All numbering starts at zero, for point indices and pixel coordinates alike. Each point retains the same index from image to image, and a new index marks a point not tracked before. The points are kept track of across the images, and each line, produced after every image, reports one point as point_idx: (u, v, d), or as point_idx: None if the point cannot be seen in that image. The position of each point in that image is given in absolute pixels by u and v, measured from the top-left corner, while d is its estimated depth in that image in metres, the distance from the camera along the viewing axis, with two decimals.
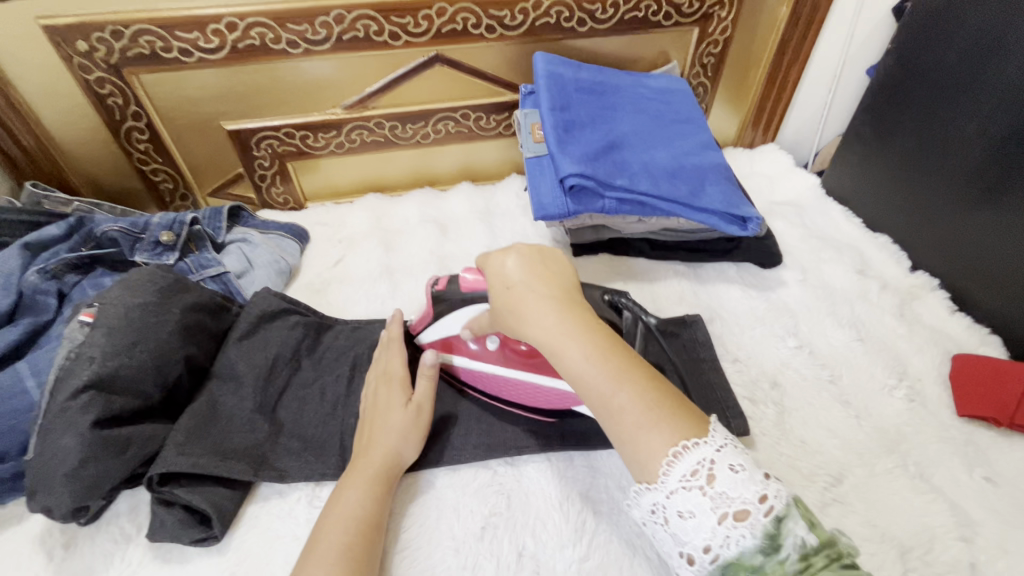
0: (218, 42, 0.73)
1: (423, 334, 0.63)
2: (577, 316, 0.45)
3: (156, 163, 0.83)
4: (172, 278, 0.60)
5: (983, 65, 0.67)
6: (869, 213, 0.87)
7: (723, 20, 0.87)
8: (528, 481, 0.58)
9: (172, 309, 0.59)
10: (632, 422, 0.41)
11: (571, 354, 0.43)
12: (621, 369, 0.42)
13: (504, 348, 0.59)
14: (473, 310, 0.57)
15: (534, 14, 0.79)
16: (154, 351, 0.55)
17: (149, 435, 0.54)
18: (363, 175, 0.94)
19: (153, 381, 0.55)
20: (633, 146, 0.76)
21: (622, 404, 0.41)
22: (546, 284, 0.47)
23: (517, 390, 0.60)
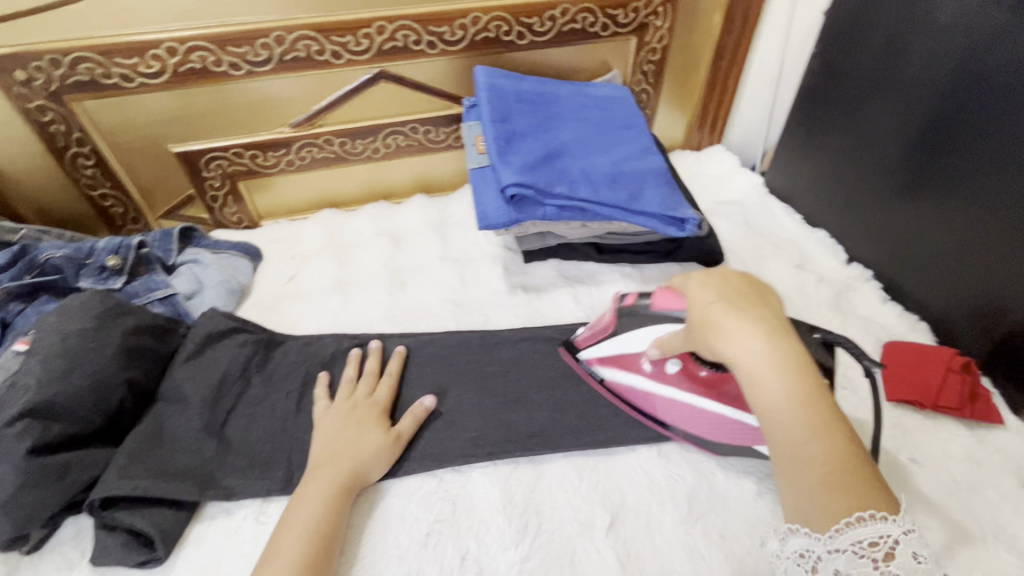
0: (159, 66, 0.73)
1: (589, 349, 0.65)
2: (784, 352, 0.44)
3: (105, 188, 0.84)
4: (110, 302, 0.61)
5: (896, 66, 0.70)
6: (809, 209, 0.90)
7: (659, 28, 0.90)
8: (472, 485, 0.59)
9: (112, 334, 0.59)
10: (815, 474, 0.40)
11: (773, 390, 0.43)
12: (819, 417, 0.41)
13: (682, 373, 0.59)
14: (666, 329, 0.57)
15: (473, 29, 0.81)
16: (92, 376, 0.56)
17: (88, 460, 0.54)
18: (317, 191, 0.95)
19: (92, 407, 0.56)
20: (574, 154, 0.78)
21: (805, 455, 0.41)
22: (753, 311, 0.46)
23: (699, 420, 0.59)
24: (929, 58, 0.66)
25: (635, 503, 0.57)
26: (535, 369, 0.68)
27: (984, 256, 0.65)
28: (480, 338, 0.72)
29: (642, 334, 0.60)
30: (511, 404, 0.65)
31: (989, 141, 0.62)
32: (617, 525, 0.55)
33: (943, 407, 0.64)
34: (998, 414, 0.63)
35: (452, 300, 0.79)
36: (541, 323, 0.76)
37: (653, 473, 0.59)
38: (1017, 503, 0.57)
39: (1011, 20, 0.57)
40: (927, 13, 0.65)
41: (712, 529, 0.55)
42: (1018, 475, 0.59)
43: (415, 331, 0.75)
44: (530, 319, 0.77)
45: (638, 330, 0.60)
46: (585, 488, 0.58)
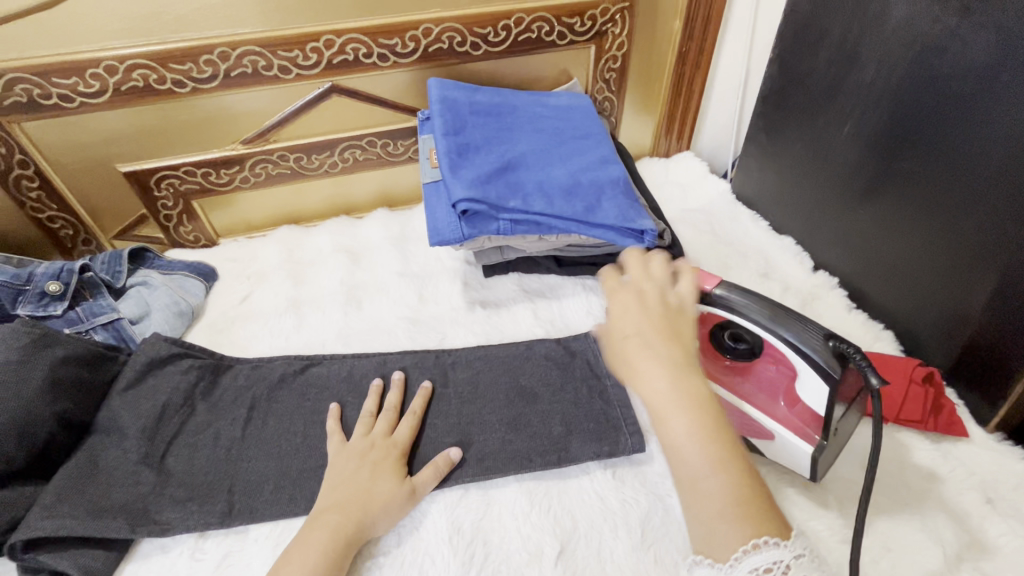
0: (99, 85, 0.72)
1: None
2: (692, 390, 0.45)
3: (52, 211, 0.82)
4: (37, 333, 0.59)
5: (851, 71, 0.69)
6: (776, 215, 0.89)
7: (618, 36, 0.88)
8: (412, 518, 0.56)
9: (38, 367, 0.57)
10: (710, 506, 0.41)
11: (677, 425, 0.44)
12: (719, 452, 0.43)
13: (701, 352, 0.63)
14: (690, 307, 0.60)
15: (425, 41, 0.80)
16: (15, 411, 0.54)
17: (11, 500, 0.52)
18: (275, 208, 0.93)
19: (16, 443, 0.54)
20: (530, 165, 0.76)
21: (707, 486, 0.42)
22: (663, 347, 0.48)
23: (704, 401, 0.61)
24: (881, 63, 0.65)
25: (587, 530, 0.55)
26: (489, 389, 0.66)
27: (943, 264, 0.63)
28: (435, 358, 0.70)
29: None
30: (463, 427, 0.63)
31: (943, 147, 0.60)
32: (568, 553, 0.53)
33: (905, 419, 0.62)
34: (961, 424, 0.62)
35: (409, 318, 0.77)
36: (499, 340, 0.74)
37: (607, 497, 0.57)
38: (981, 519, 0.55)
39: (960, 23, 0.55)
40: (877, 17, 0.64)
41: (665, 555, 0.53)
42: (983, 489, 0.57)
43: (369, 351, 0.73)
44: (487, 335, 0.75)
45: None
46: (535, 515, 0.56)
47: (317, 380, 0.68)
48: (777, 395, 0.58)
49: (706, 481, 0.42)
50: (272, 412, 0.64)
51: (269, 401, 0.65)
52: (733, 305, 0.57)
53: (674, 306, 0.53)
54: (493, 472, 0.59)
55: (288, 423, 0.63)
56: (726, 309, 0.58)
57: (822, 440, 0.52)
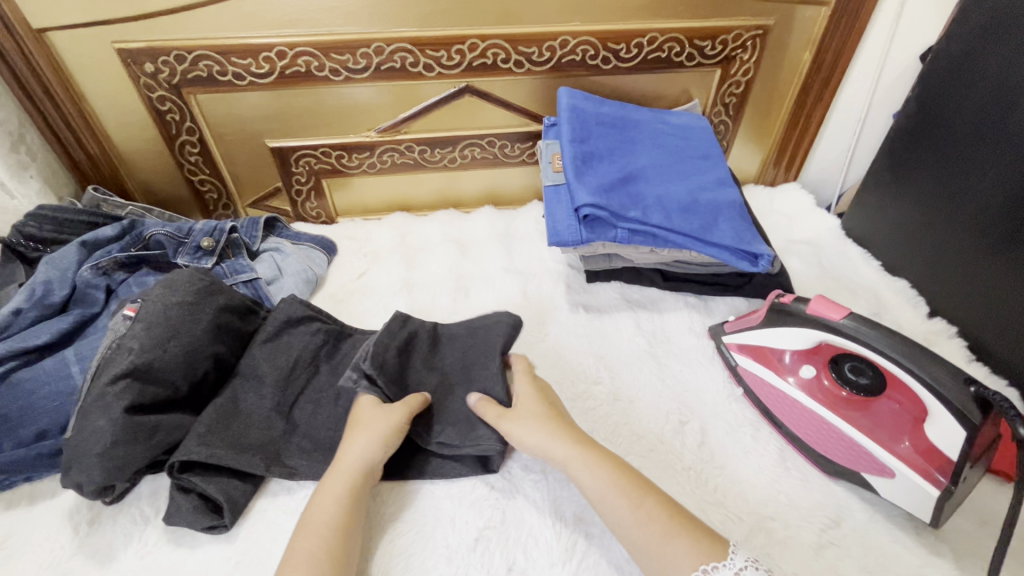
0: (268, 68, 0.79)
1: (733, 334, 0.70)
2: (591, 449, 0.56)
3: (204, 174, 0.91)
4: (209, 281, 0.67)
5: (1003, 117, 0.67)
6: (889, 256, 0.87)
7: (745, 62, 0.89)
8: (475, 495, 0.59)
9: (205, 309, 0.65)
10: (653, 531, 0.49)
11: (595, 478, 0.53)
12: (643, 495, 0.52)
13: (816, 380, 0.63)
14: (813, 334, 0.60)
15: (561, 51, 0.83)
16: (185, 346, 0.61)
17: (175, 424, 0.59)
18: (393, 194, 0.99)
19: (183, 374, 0.61)
20: (649, 179, 0.78)
21: (637, 519, 0.50)
22: (562, 418, 0.59)
23: (811, 430, 0.61)
24: None
25: None
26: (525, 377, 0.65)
27: None
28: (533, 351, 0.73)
29: (786, 334, 0.63)
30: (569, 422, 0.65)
31: None
32: None
33: None
34: None
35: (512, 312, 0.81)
36: (600, 344, 0.76)
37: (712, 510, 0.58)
38: None
39: None
40: None
41: None
42: None
43: None
44: (588, 338, 0.77)
45: (777, 326, 0.64)
46: None
47: None
48: (900, 434, 0.57)
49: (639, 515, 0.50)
50: None
51: None
52: (859, 338, 0.56)
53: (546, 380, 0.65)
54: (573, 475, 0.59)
55: None
56: (850, 339, 0.57)
57: (949, 484, 0.52)
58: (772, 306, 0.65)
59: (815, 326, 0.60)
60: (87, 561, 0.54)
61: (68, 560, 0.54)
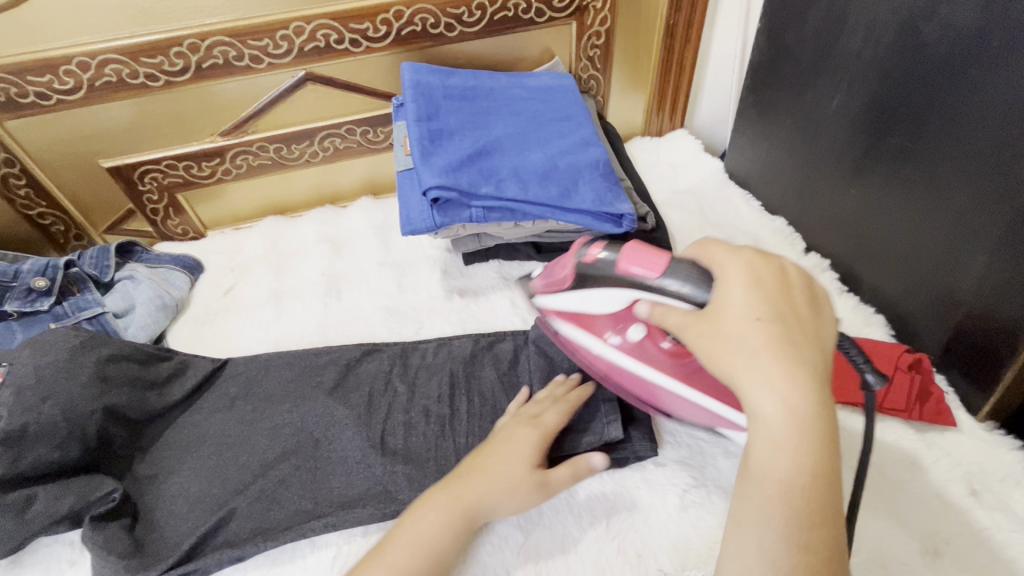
0: (73, 82, 0.72)
1: (550, 300, 0.58)
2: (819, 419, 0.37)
3: (42, 207, 0.83)
4: (85, 335, 0.62)
5: (840, 39, 0.65)
6: (769, 195, 0.85)
7: (601, 11, 0.85)
8: (313, 556, 0.55)
9: (86, 363, 0.60)
10: (802, 559, 0.35)
11: (789, 458, 0.36)
12: (822, 501, 0.36)
13: (647, 342, 0.55)
14: (628, 293, 0.51)
15: (397, 24, 0.77)
16: (65, 404, 0.57)
17: (54, 494, 0.55)
18: (261, 199, 0.93)
19: (68, 437, 0.57)
20: (505, 151, 0.74)
21: (791, 539, 0.36)
22: (796, 352, 0.39)
23: (661, 393, 0.57)
24: (871, 27, 0.60)
25: (551, 521, 0.55)
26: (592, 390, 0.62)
27: (933, 244, 0.60)
28: (401, 349, 0.70)
29: (605, 295, 0.53)
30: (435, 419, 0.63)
31: (931, 123, 0.57)
32: (531, 543, 0.53)
33: (889, 409, 0.59)
34: (950, 414, 0.59)
35: (388, 308, 0.77)
36: (475, 328, 0.74)
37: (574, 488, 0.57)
38: (963, 512, 0.53)
39: None
40: None
41: (628, 546, 0.53)
42: (968, 481, 0.55)
43: (346, 341, 0.73)
44: (464, 324, 0.74)
45: (591, 287, 0.54)
46: None
47: (298, 368, 0.69)
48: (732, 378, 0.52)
49: (789, 529, 0.36)
50: (252, 398, 0.66)
51: (253, 390, 0.67)
52: (665, 292, 0.47)
53: (821, 292, 0.44)
54: (429, 478, 0.58)
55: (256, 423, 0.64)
56: (670, 296, 0.47)
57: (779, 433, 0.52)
58: (577, 266, 0.54)
59: (628, 282, 0.50)
60: None
61: None
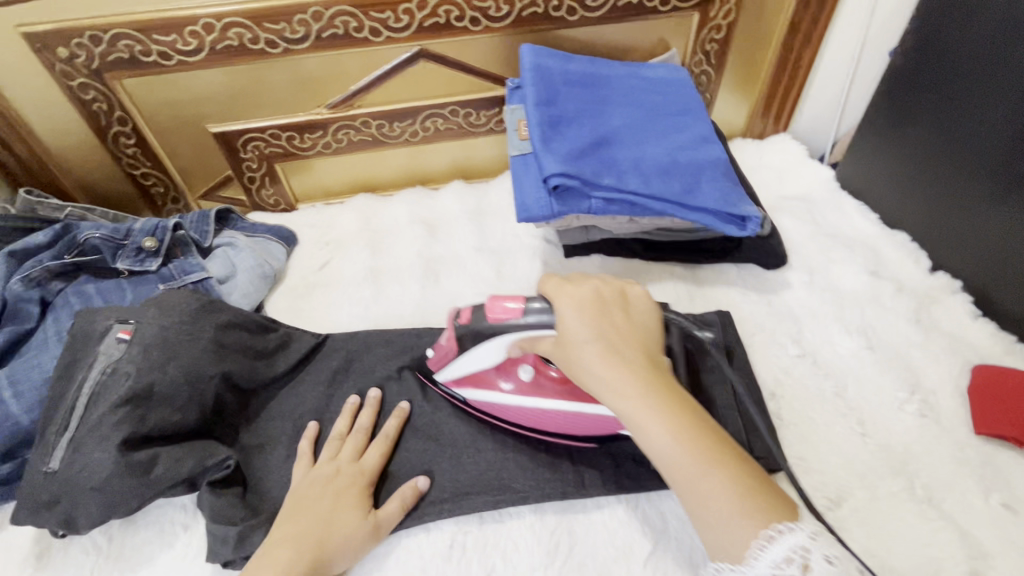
0: (196, 43, 0.71)
1: (443, 371, 0.59)
2: (659, 390, 0.44)
3: (146, 168, 0.84)
4: (205, 299, 0.62)
5: (1015, 47, 0.60)
6: (886, 208, 0.81)
7: (726, 3, 0.81)
8: (429, 543, 0.53)
9: (205, 328, 0.60)
10: (722, 507, 0.40)
11: (655, 434, 0.43)
12: (708, 450, 0.42)
13: (538, 378, 0.57)
14: (508, 338, 0.53)
15: (520, 4, 0.75)
16: (186, 367, 0.57)
17: (175, 456, 0.54)
18: (353, 175, 0.92)
19: (188, 400, 0.57)
20: (624, 142, 0.71)
21: (696, 494, 0.41)
22: (615, 343, 0.47)
23: (579, 424, 0.56)
24: None
25: (678, 531, 0.52)
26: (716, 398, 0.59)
27: None
28: None
29: (491, 347, 0.54)
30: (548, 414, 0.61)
31: None
32: (658, 554, 0.51)
33: None
34: None
35: (488, 295, 0.75)
36: None
37: None
38: None
39: None
40: None
41: None
42: None
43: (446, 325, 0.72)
44: None
45: (475, 346, 0.54)
46: (622, 509, 0.54)
47: (402, 350, 0.67)
48: None
49: (687, 490, 0.42)
50: (353, 377, 0.65)
51: (356, 368, 0.66)
52: (538, 323, 0.51)
53: (631, 293, 0.51)
54: (543, 473, 0.56)
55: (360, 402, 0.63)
56: (536, 330, 0.51)
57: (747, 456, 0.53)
58: (455, 330, 0.55)
59: (501, 331, 0.52)
60: None
61: None
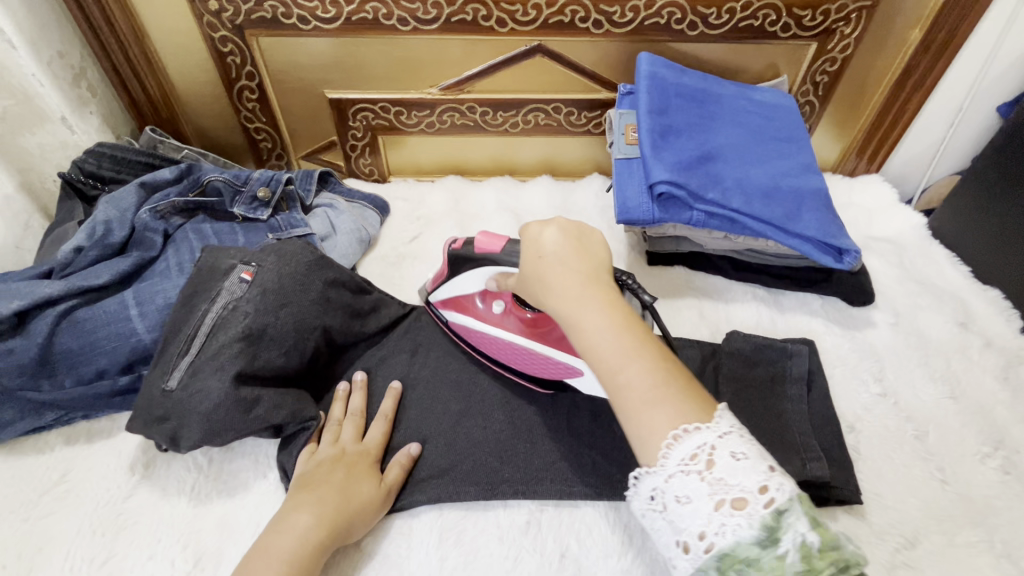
0: (335, 12, 0.75)
1: (435, 291, 0.66)
2: (605, 295, 0.48)
3: (260, 123, 0.89)
4: (319, 255, 0.65)
5: None
6: (981, 263, 0.79)
7: (846, 37, 0.82)
8: (505, 515, 0.55)
9: (316, 282, 0.63)
10: (639, 390, 0.43)
11: (595, 332, 0.46)
12: (641, 350, 0.45)
13: (509, 314, 0.63)
14: (492, 270, 0.58)
15: (645, 13, 0.77)
16: (296, 316, 0.61)
17: (274, 402, 0.56)
18: (447, 157, 0.95)
19: (294, 346, 0.60)
20: (730, 160, 0.72)
21: (623, 380, 0.44)
22: (574, 258, 0.50)
23: (529, 362, 0.61)
24: None
25: None
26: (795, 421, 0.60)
27: None
28: None
29: (472, 276, 0.60)
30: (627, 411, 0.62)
31: None
32: None
33: None
34: None
35: None
36: None
37: None
38: None
39: None
40: None
41: None
42: None
43: None
44: None
45: (460, 273, 0.61)
46: None
47: None
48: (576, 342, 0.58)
49: (619, 375, 0.44)
50: (437, 348, 0.68)
51: (441, 339, 0.68)
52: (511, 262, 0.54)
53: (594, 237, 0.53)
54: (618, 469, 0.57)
55: (443, 371, 0.65)
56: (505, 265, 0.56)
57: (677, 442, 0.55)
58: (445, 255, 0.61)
59: (485, 262, 0.58)
60: (146, 499, 0.55)
61: (126, 499, 0.55)
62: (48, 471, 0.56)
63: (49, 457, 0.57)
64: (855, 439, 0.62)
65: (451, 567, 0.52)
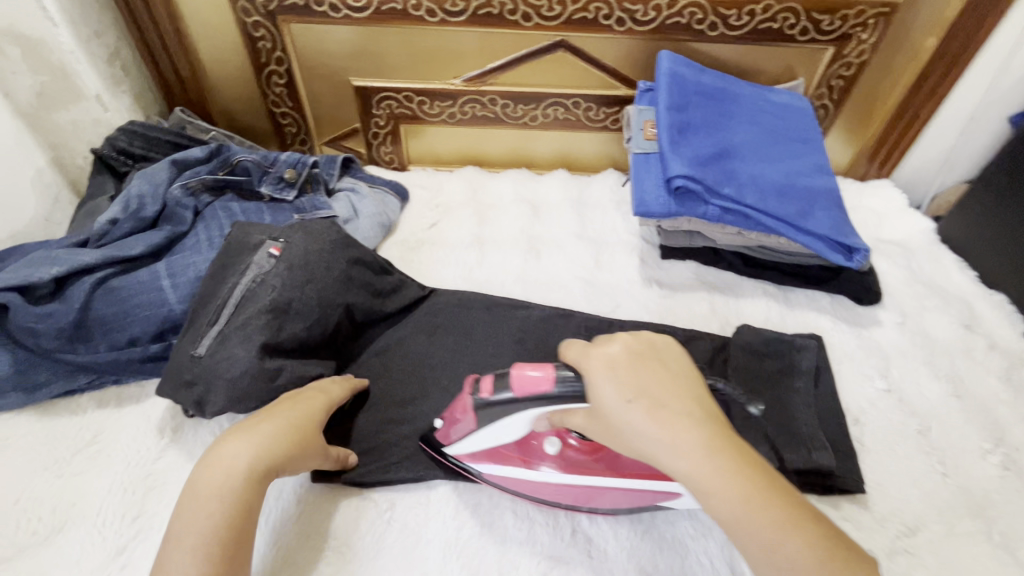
0: (366, 1, 0.77)
1: (455, 444, 0.54)
2: (723, 440, 0.41)
3: (286, 107, 0.91)
4: (344, 234, 0.67)
5: None
6: (988, 268, 0.81)
7: (863, 42, 0.83)
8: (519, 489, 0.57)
9: (340, 260, 0.65)
10: (804, 566, 0.37)
11: (721, 491, 0.39)
12: (785, 509, 0.39)
13: (563, 451, 0.54)
14: (538, 412, 0.48)
15: (667, 12, 0.79)
16: (321, 292, 0.63)
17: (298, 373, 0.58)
18: (466, 147, 0.97)
19: (318, 321, 0.62)
20: (745, 157, 0.74)
21: (778, 545, 0.38)
22: (662, 391, 0.42)
23: (604, 498, 0.54)
24: None
25: None
26: (803, 410, 0.61)
27: None
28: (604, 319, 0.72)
29: (510, 422, 0.50)
30: None
31: None
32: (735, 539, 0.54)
33: None
34: None
35: (585, 280, 0.79)
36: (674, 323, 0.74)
37: None
38: None
39: None
40: None
41: None
42: None
43: (545, 300, 0.76)
44: (662, 316, 0.75)
45: (491, 422, 0.50)
46: None
47: (501, 312, 0.71)
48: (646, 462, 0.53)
49: (753, 543, 0.39)
50: (455, 330, 0.69)
51: (459, 322, 0.70)
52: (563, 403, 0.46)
53: (663, 343, 0.47)
54: None
55: (460, 353, 0.67)
56: (564, 403, 0.47)
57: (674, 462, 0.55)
58: (475, 407, 0.50)
59: (529, 403, 0.48)
60: (175, 462, 0.57)
61: (156, 460, 0.57)
62: (81, 432, 0.58)
63: (82, 419, 0.59)
64: (859, 431, 0.64)
65: (467, 536, 0.54)
